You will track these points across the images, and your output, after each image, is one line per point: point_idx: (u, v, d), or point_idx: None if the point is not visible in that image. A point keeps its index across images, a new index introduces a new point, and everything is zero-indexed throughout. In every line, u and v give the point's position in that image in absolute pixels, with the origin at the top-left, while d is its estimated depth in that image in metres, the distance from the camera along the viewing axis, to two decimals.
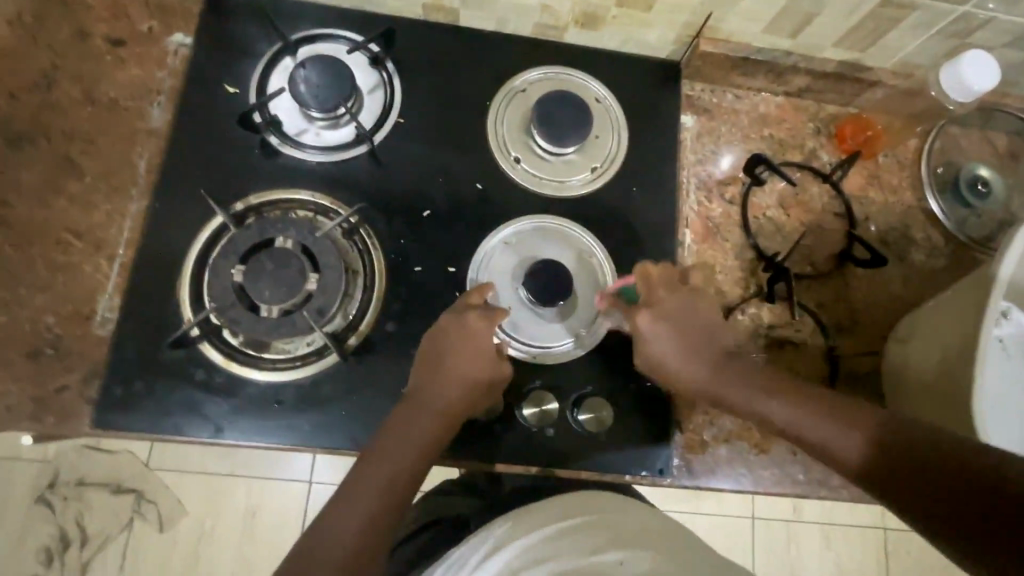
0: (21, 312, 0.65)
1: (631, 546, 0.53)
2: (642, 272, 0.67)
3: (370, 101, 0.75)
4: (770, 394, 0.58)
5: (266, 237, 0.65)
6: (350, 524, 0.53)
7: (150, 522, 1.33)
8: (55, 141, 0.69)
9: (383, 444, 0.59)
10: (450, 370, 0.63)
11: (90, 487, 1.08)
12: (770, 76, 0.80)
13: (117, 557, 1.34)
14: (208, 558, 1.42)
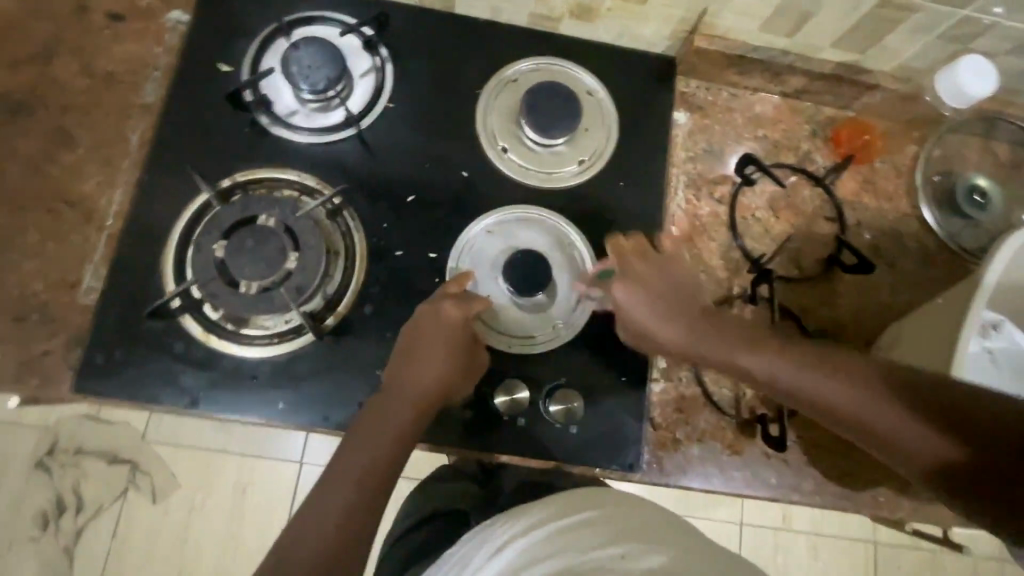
0: (11, 276, 0.66)
1: (637, 540, 0.50)
2: (614, 246, 0.71)
3: (362, 85, 0.75)
4: (750, 348, 0.61)
5: (250, 214, 0.66)
6: (329, 516, 0.55)
7: (143, 493, 1.37)
8: (51, 112, 0.71)
9: (361, 432, 0.60)
10: (426, 358, 0.63)
11: (89, 456, 1.12)
12: (767, 75, 0.79)
13: (111, 523, 1.38)
14: (198, 533, 1.44)
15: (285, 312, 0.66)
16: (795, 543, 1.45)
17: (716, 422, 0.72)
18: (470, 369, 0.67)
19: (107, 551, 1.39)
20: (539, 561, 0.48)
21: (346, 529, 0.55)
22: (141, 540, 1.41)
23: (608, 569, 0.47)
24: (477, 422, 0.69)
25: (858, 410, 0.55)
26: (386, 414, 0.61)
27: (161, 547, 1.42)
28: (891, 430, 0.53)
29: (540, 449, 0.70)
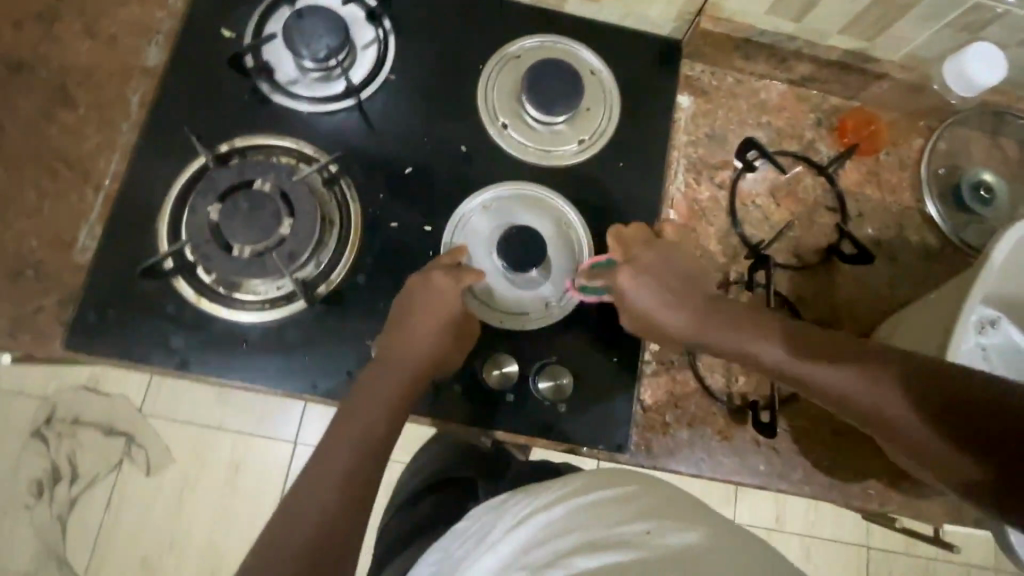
0: (6, 232, 0.67)
1: (667, 518, 0.47)
2: (615, 232, 0.71)
3: (364, 56, 0.75)
4: (757, 335, 0.61)
5: (246, 178, 0.66)
6: (325, 484, 0.54)
7: (138, 465, 1.43)
8: (52, 71, 0.71)
9: (357, 401, 0.60)
10: (422, 324, 0.64)
11: (84, 429, 1.22)
12: (773, 61, 0.78)
13: (105, 494, 1.41)
14: (190, 508, 1.45)
15: (277, 278, 0.66)
16: (787, 545, 1.43)
17: (707, 407, 0.71)
18: (462, 336, 0.67)
19: (100, 522, 1.42)
20: (559, 535, 0.47)
21: (345, 495, 0.54)
22: (133, 513, 1.43)
23: (631, 543, 0.45)
24: (466, 396, 0.69)
25: (878, 403, 0.54)
26: (383, 382, 0.61)
27: (152, 521, 1.43)
28: (914, 425, 0.52)
29: (528, 427, 0.70)
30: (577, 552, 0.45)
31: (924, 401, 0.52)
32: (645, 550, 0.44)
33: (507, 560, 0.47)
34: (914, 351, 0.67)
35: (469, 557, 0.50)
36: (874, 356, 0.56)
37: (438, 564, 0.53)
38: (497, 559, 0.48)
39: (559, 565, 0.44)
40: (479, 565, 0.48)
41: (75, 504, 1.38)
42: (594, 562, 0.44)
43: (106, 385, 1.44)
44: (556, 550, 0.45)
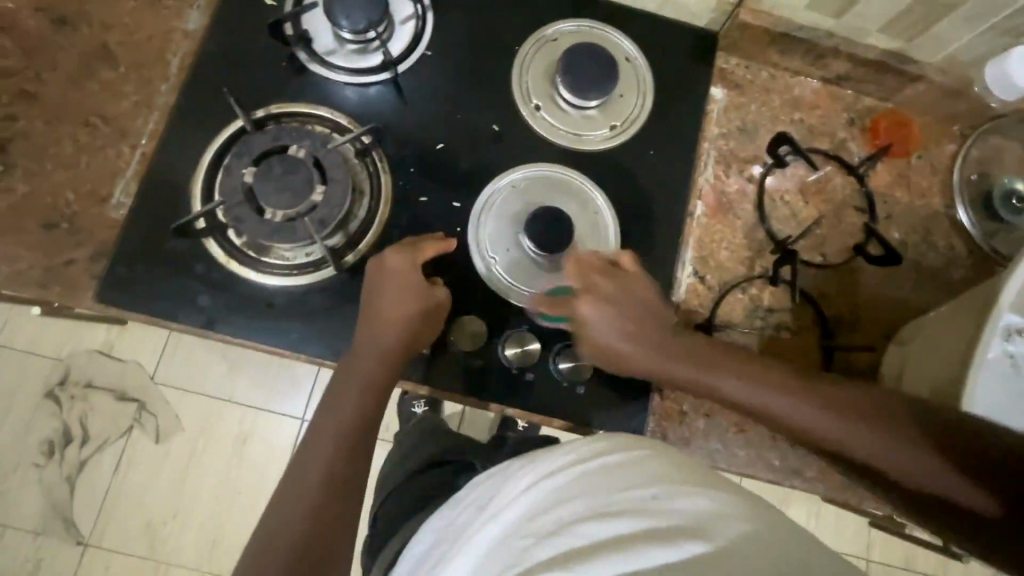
0: (44, 184, 0.68)
1: (678, 482, 0.46)
2: (574, 260, 0.66)
3: (401, 30, 0.75)
4: (720, 372, 0.62)
5: (281, 143, 0.67)
6: (309, 482, 0.59)
7: (147, 433, 1.46)
8: (95, 29, 0.72)
9: (331, 401, 0.63)
10: (376, 322, 0.64)
11: (96, 390, 1.47)
12: (809, 57, 0.78)
13: (115, 456, 1.44)
14: (195, 477, 1.46)
15: (307, 244, 0.66)
16: None
17: None
18: (430, 315, 0.66)
19: (106, 486, 1.43)
20: (564, 502, 0.47)
21: (327, 491, 0.59)
22: (139, 478, 1.45)
23: (639, 509, 0.44)
24: (486, 372, 0.70)
25: (861, 448, 0.58)
26: (353, 382, 0.63)
27: (158, 487, 1.45)
28: (898, 467, 0.56)
29: (545, 406, 0.71)
30: (582, 519, 0.44)
31: (914, 447, 0.56)
32: (654, 515, 0.43)
33: (513, 529, 0.48)
34: (933, 358, 0.66)
35: (476, 525, 0.51)
36: (861, 400, 0.59)
37: (452, 531, 0.54)
38: (504, 527, 0.49)
39: (566, 533, 0.44)
40: (485, 534, 0.49)
41: (84, 466, 1.44)
42: (601, 529, 0.43)
43: (119, 351, 1.49)
44: (561, 519, 0.45)
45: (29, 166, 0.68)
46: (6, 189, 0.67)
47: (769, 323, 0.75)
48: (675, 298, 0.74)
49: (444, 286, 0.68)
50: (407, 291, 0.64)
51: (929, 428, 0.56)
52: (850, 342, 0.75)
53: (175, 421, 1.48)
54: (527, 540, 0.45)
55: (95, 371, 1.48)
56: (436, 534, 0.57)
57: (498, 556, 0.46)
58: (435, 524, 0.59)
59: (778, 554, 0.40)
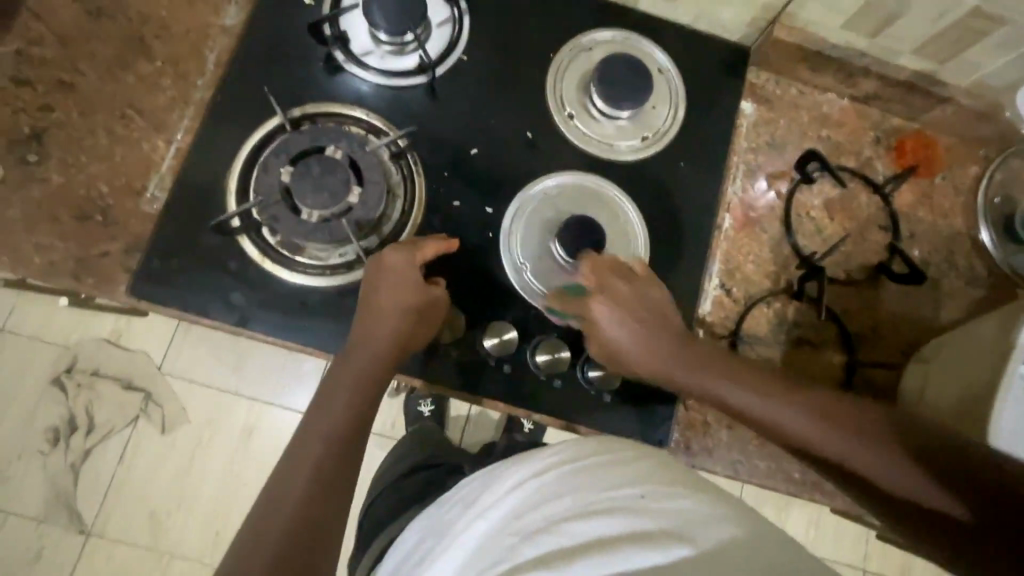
0: (79, 176, 0.68)
1: (663, 483, 0.48)
2: (591, 262, 0.67)
3: (437, 34, 0.75)
4: (721, 376, 0.62)
5: (318, 143, 0.67)
6: (298, 482, 0.56)
7: (153, 424, 1.46)
8: (132, 21, 0.72)
9: (324, 398, 0.62)
10: (375, 318, 0.64)
11: (102, 378, 1.46)
12: (839, 75, 0.79)
13: (120, 445, 1.44)
14: (201, 469, 1.46)
15: (341, 245, 0.67)
16: None
17: None
18: (428, 313, 0.66)
19: (111, 475, 1.43)
20: (551, 500, 0.48)
21: (317, 490, 0.56)
22: (144, 468, 1.44)
23: (625, 509, 0.46)
24: (514, 378, 0.70)
25: (845, 455, 0.58)
26: (345, 379, 0.62)
27: (163, 478, 1.44)
28: (883, 473, 0.56)
29: (572, 413, 0.71)
30: (571, 517, 0.46)
31: (900, 454, 0.56)
32: (641, 515, 0.45)
33: (500, 526, 0.49)
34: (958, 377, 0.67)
35: (461, 522, 0.52)
36: (849, 408, 0.59)
37: (438, 523, 0.56)
38: (490, 524, 0.49)
39: (554, 532, 0.45)
40: (471, 533, 0.50)
41: (89, 455, 1.43)
42: (589, 528, 0.45)
43: (127, 341, 1.47)
44: (548, 517, 0.47)
45: (64, 156, 0.68)
46: (41, 179, 0.67)
47: (792, 336, 0.76)
48: (701, 309, 0.75)
49: (444, 285, 0.68)
50: (406, 287, 0.64)
51: (917, 438, 0.56)
52: (871, 358, 0.77)
53: (181, 412, 1.47)
54: (515, 537, 0.47)
55: (103, 360, 1.46)
56: (424, 529, 0.58)
57: (486, 554, 0.47)
58: (424, 521, 0.60)
59: (761, 555, 0.42)
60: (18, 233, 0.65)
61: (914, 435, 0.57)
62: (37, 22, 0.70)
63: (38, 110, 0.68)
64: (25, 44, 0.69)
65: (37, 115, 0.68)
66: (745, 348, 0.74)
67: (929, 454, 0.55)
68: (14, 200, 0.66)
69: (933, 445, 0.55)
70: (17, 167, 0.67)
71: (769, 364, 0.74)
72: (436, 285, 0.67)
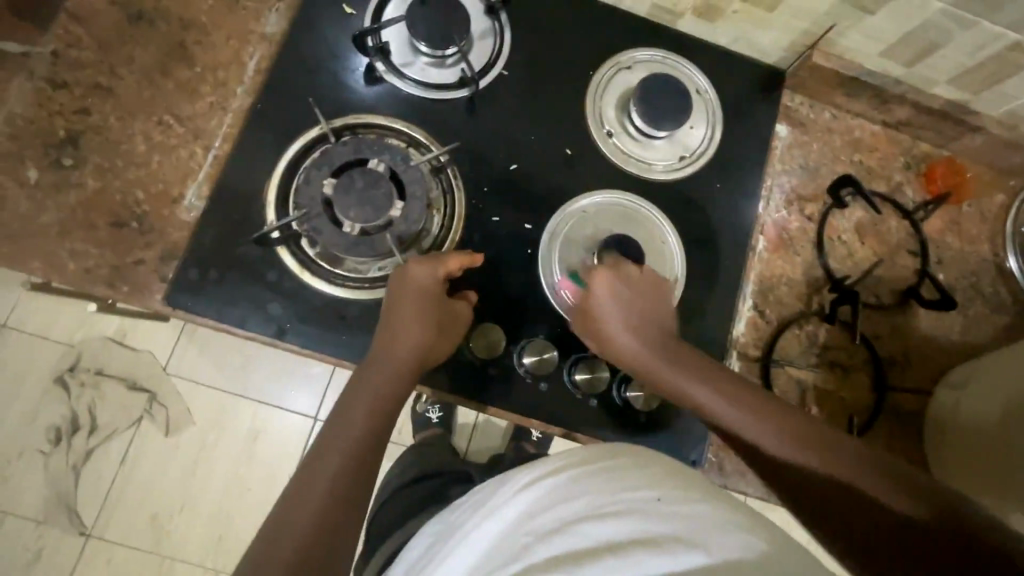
0: (114, 181, 0.67)
1: (677, 486, 0.47)
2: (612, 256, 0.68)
3: (479, 47, 0.75)
4: (687, 373, 0.62)
5: (361, 156, 0.67)
6: (317, 489, 0.54)
7: (157, 425, 1.36)
8: (172, 26, 0.71)
9: (344, 408, 0.60)
10: (397, 328, 0.62)
11: (107, 377, 1.36)
12: (874, 101, 0.80)
13: (121, 449, 1.34)
14: (204, 474, 1.35)
15: (382, 259, 0.66)
16: None
17: None
18: (450, 326, 0.65)
19: (111, 479, 1.33)
20: (564, 500, 0.48)
21: (336, 498, 0.54)
22: (146, 473, 1.34)
23: (638, 511, 0.45)
24: (551, 397, 0.70)
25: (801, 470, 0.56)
26: (369, 390, 0.60)
27: (164, 484, 1.34)
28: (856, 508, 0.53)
29: (609, 432, 0.71)
30: (583, 519, 0.45)
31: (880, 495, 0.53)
32: (652, 518, 0.44)
33: (513, 526, 0.48)
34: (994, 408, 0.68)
35: (475, 523, 0.51)
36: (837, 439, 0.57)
37: (448, 526, 0.55)
38: (504, 526, 0.49)
39: (566, 533, 0.45)
40: (483, 533, 0.49)
41: (90, 457, 1.33)
42: (600, 530, 0.44)
43: (135, 341, 1.37)
44: (562, 518, 0.46)
45: (101, 162, 0.67)
46: (76, 183, 0.66)
47: (822, 359, 0.76)
48: (736, 330, 0.76)
49: (469, 301, 0.67)
50: (432, 300, 0.63)
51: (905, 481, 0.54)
52: (901, 383, 0.78)
53: (187, 413, 1.37)
54: (529, 537, 0.46)
55: (109, 359, 1.36)
56: (434, 535, 0.56)
57: (500, 555, 0.47)
58: (434, 527, 0.57)
59: (775, 564, 0.40)
60: (53, 239, 0.64)
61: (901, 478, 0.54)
62: (75, 24, 0.69)
63: (74, 114, 0.67)
64: (62, 46, 0.68)
65: (74, 118, 0.67)
66: (777, 370, 0.75)
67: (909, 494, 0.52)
68: (49, 205, 0.65)
69: (918, 490, 0.53)
70: (52, 171, 0.66)
71: (800, 387, 0.75)
72: (464, 301, 0.67)
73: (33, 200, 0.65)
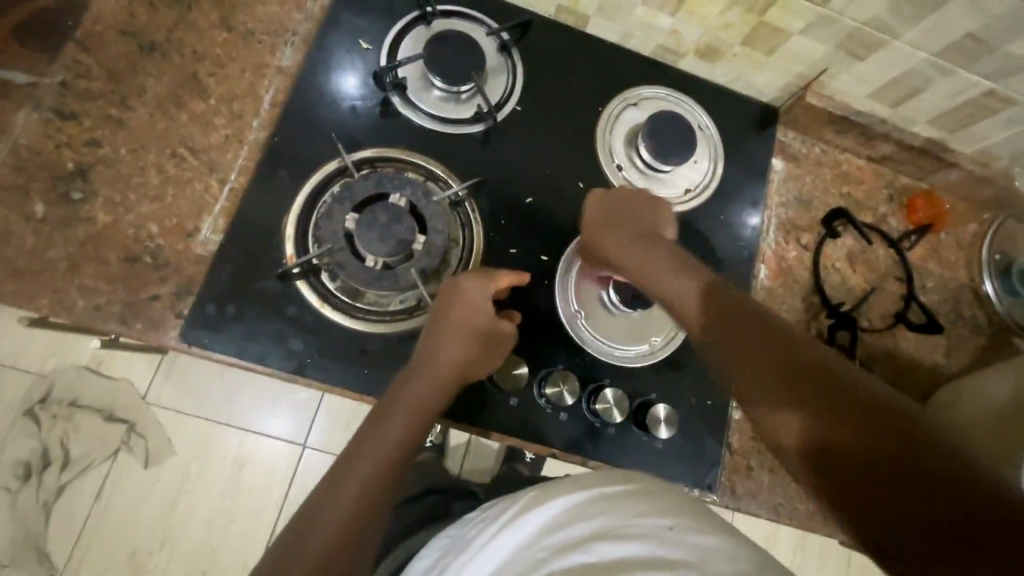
0: (126, 215, 0.65)
1: (687, 517, 0.48)
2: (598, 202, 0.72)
3: (493, 83, 0.77)
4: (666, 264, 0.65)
5: (383, 190, 0.68)
6: (345, 498, 0.55)
7: (135, 457, 1.13)
8: (185, 58, 0.70)
9: (379, 419, 0.60)
10: (443, 342, 0.63)
11: (82, 411, 1.08)
12: (860, 138, 0.85)
13: (95, 484, 1.11)
14: (185, 512, 1.16)
15: (404, 291, 0.67)
16: None
17: None
18: (494, 345, 0.66)
19: (81, 525, 1.12)
20: (579, 520, 0.49)
21: (361, 511, 0.55)
22: (125, 513, 1.13)
23: (653, 537, 0.45)
24: (571, 426, 0.71)
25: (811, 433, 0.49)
26: (408, 404, 0.61)
27: None
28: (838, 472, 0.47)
29: (626, 459, 0.72)
30: (598, 537, 0.46)
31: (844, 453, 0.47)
32: (664, 543, 0.45)
33: (528, 540, 0.50)
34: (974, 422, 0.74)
35: (489, 535, 0.52)
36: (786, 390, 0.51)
37: (459, 540, 0.56)
38: (520, 540, 0.50)
39: (581, 548, 0.46)
40: (500, 543, 0.51)
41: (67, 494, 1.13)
42: (612, 549, 0.45)
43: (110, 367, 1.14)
44: (579, 534, 0.48)
45: (112, 195, 0.65)
46: (86, 218, 0.64)
47: None
48: None
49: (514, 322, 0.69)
50: (480, 320, 0.65)
51: (878, 411, 0.47)
52: None
53: (168, 445, 1.16)
54: (543, 551, 0.48)
55: (84, 388, 1.09)
56: (443, 548, 0.57)
57: (514, 567, 0.48)
58: (443, 541, 0.58)
59: None
60: (61, 275, 0.62)
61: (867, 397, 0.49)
62: (85, 55, 0.68)
63: (83, 145, 0.66)
64: (71, 76, 0.67)
65: (83, 150, 0.66)
66: None
67: (894, 449, 0.45)
68: (58, 239, 0.63)
69: (890, 452, 0.45)
70: (60, 205, 0.64)
71: None
72: (509, 320, 0.68)
73: (39, 235, 0.63)
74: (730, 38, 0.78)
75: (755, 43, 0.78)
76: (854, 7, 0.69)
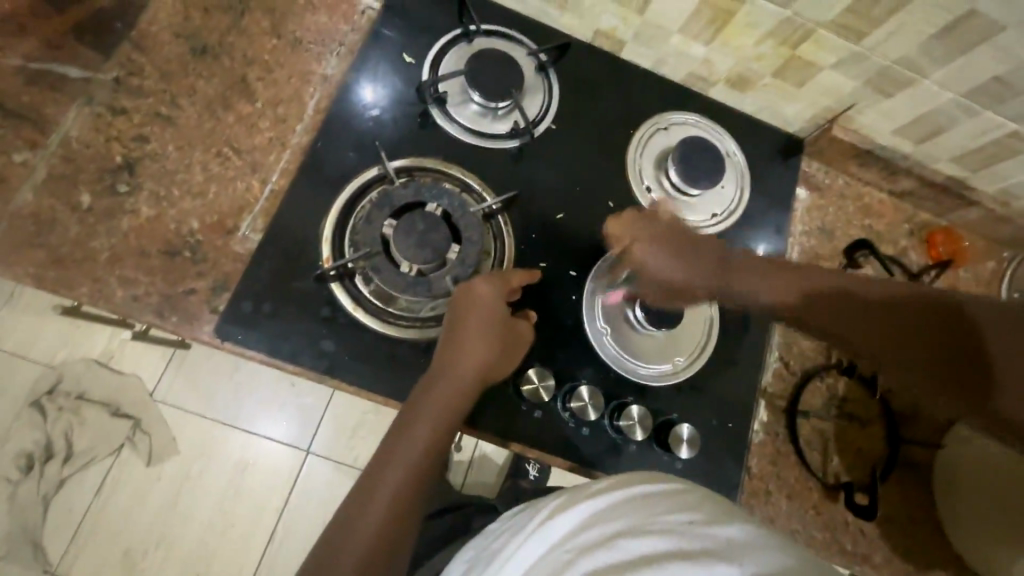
0: (169, 209, 0.67)
1: (711, 512, 0.48)
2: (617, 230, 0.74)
3: (531, 102, 0.79)
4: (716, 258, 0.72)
5: (420, 198, 0.69)
6: (374, 509, 0.55)
7: (139, 453, 1.24)
8: (235, 62, 0.73)
9: (405, 426, 0.60)
10: (467, 341, 0.63)
11: (91, 405, 1.21)
12: (883, 172, 0.88)
13: (98, 477, 1.21)
14: (186, 507, 1.24)
15: (435, 300, 0.68)
16: None
17: (804, 481, 0.77)
18: (514, 343, 0.67)
19: (82, 513, 1.19)
20: (602, 521, 0.48)
21: (393, 520, 0.55)
22: (123, 509, 1.21)
23: (676, 531, 0.46)
24: (594, 440, 0.71)
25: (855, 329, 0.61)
26: (433, 410, 0.60)
27: (144, 517, 1.22)
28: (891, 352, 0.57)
29: None
30: (623, 534, 0.46)
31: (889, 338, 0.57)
32: (688, 537, 0.45)
33: (554, 544, 0.48)
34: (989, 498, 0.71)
35: (515, 544, 0.50)
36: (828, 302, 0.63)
37: (483, 554, 0.53)
38: (546, 544, 0.48)
39: (606, 547, 0.45)
40: (528, 550, 0.48)
41: (68, 486, 1.19)
42: (637, 545, 0.45)
43: (119, 363, 1.26)
44: (605, 533, 0.47)
45: (156, 190, 0.67)
46: (130, 210, 0.66)
47: (842, 411, 0.80)
48: (764, 380, 0.79)
49: (529, 320, 0.70)
50: (497, 319, 0.65)
51: (928, 314, 0.55)
52: (913, 436, 0.81)
53: (173, 442, 1.26)
54: (569, 554, 0.46)
55: (91, 382, 1.22)
56: (470, 561, 0.54)
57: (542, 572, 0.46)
58: (469, 554, 0.55)
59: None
60: (102, 265, 0.63)
61: (925, 309, 0.55)
62: (139, 55, 0.70)
63: (131, 140, 0.68)
64: (124, 74, 0.69)
65: (130, 145, 0.67)
66: (802, 422, 0.79)
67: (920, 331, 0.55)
68: (101, 230, 0.64)
69: (917, 325, 0.55)
70: (106, 196, 0.65)
71: (823, 436, 0.79)
72: (526, 320, 0.69)
73: (84, 225, 0.64)
74: (763, 68, 0.80)
75: (786, 76, 0.80)
76: (887, 45, 0.71)
